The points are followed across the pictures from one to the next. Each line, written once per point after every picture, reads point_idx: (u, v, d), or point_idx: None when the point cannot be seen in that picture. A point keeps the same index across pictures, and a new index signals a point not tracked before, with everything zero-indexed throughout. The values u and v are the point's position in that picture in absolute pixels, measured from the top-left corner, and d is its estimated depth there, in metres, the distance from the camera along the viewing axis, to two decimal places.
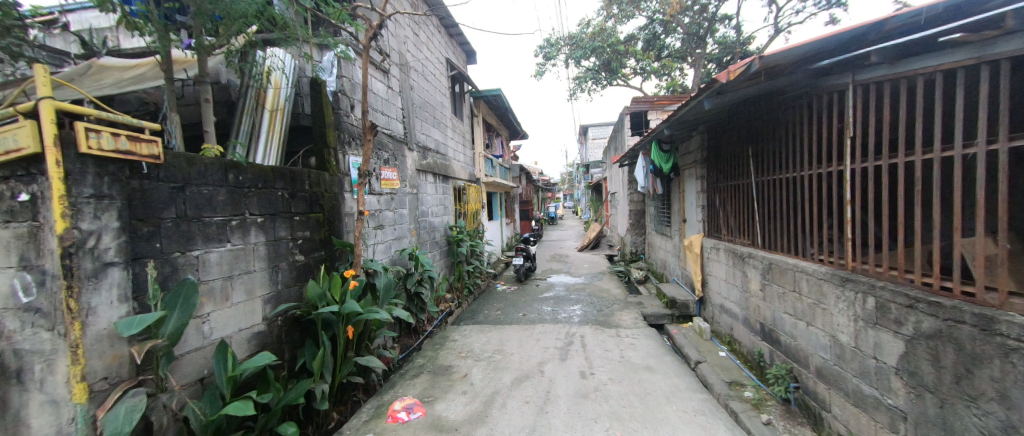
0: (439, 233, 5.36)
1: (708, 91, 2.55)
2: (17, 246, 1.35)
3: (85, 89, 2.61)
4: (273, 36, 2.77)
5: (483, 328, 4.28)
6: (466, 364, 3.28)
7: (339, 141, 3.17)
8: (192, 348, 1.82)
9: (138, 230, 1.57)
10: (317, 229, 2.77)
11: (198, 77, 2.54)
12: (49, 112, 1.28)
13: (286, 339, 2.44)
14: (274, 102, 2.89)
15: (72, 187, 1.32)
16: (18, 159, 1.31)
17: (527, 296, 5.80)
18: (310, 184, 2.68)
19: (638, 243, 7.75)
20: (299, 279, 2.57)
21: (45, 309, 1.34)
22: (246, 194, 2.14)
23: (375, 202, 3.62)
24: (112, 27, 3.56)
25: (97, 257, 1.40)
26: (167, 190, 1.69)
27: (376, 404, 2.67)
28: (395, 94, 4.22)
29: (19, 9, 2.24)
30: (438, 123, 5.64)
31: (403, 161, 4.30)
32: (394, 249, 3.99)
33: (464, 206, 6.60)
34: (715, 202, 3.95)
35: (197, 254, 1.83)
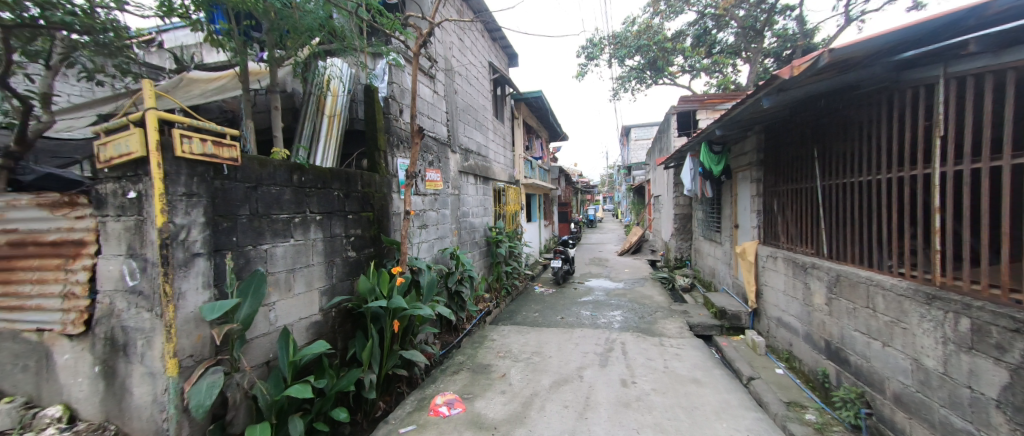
0: (479, 234, 5.46)
1: (768, 88, 2.38)
2: (125, 236, 1.56)
3: (179, 100, 2.96)
4: (333, 47, 2.97)
5: (521, 329, 4.29)
6: (505, 364, 3.31)
7: (389, 144, 3.33)
8: (261, 333, 2.00)
9: (220, 225, 1.76)
10: (368, 227, 2.93)
11: (269, 88, 2.80)
12: (153, 122, 1.47)
13: (339, 330, 2.61)
14: (333, 108, 3.09)
15: (169, 186, 1.51)
16: (129, 162, 1.52)
17: (566, 299, 5.73)
18: (362, 185, 2.85)
19: (683, 249, 7.40)
20: (351, 273, 2.73)
21: (146, 292, 1.53)
22: (308, 193, 2.31)
23: (420, 202, 3.77)
24: (198, 43, 4.01)
25: (187, 248, 1.58)
26: (243, 189, 1.87)
27: (419, 397, 2.77)
28: (440, 98, 4.37)
29: (128, 31, 2.58)
30: (480, 126, 5.76)
31: (447, 163, 4.44)
32: (437, 248, 4.12)
33: (504, 208, 6.67)
34: (773, 207, 3.68)
35: (266, 248, 2.01)
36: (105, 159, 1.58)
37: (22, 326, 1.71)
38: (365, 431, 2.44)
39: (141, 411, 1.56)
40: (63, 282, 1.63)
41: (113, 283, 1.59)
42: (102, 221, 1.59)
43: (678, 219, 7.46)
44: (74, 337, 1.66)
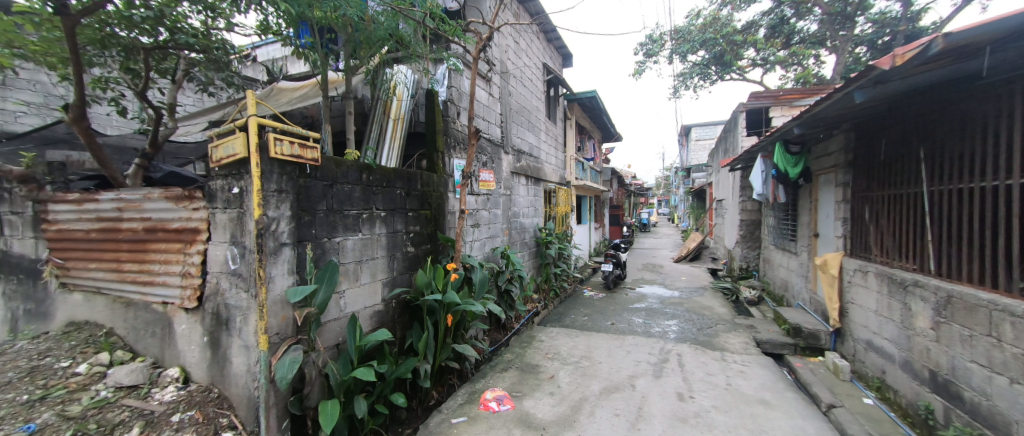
0: (529, 235, 5.49)
1: (862, 80, 2.12)
2: (229, 226, 1.79)
3: (273, 106, 3.33)
4: (399, 54, 3.17)
5: (570, 332, 4.24)
6: (553, 365, 3.30)
7: (446, 145, 3.47)
8: (332, 318, 2.19)
9: (303, 218, 1.96)
10: (426, 224, 3.08)
11: (344, 94, 3.06)
12: (255, 126, 1.67)
13: (398, 320, 2.77)
14: (397, 112, 3.29)
15: (264, 182, 1.72)
16: (234, 162, 1.75)
17: (617, 305, 5.55)
18: (422, 184, 3.00)
19: (750, 258, 6.82)
20: (410, 268, 2.89)
21: (244, 275, 1.76)
22: (374, 191, 2.49)
23: (474, 201, 3.88)
24: (284, 56, 4.50)
25: (276, 238, 1.79)
26: (322, 186, 2.07)
27: (470, 390, 2.86)
28: (495, 100, 4.46)
29: (232, 48, 2.97)
30: (533, 127, 5.79)
31: (500, 164, 4.52)
32: (488, 247, 4.21)
33: (555, 209, 6.64)
34: (863, 215, 3.26)
35: (338, 240, 2.20)
36: (215, 160, 1.83)
37: (152, 298, 2.05)
38: (420, 418, 2.57)
39: (238, 379, 1.79)
40: (183, 264, 1.92)
41: (219, 266, 1.84)
42: (212, 213, 1.85)
43: (745, 225, 6.89)
44: (190, 311, 1.95)
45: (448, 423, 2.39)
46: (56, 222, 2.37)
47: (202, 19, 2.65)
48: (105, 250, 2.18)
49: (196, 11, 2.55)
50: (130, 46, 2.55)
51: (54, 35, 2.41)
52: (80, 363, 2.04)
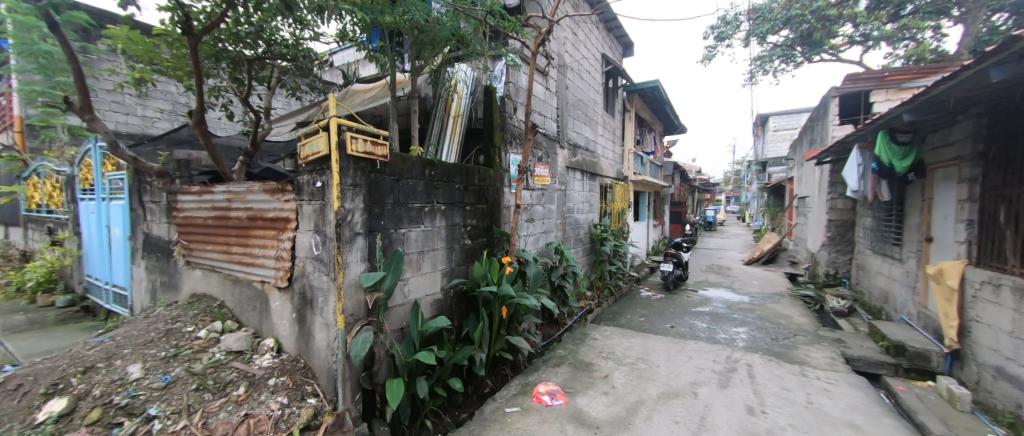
0: (583, 231, 5.40)
1: (1002, 55, 1.79)
2: (313, 216, 2.01)
3: (350, 107, 3.61)
4: (461, 53, 3.27)
5: (625, 332, 4.11)
6: (608, 365, 3.23)
7: (503, 141, 3.52)
8: (398, 303, 2.36)
9: (374, 210, 2.13)
10: (482, 218, 3.16)
11: (410, 93, 3.25)
12: (336, 126, 1.85)
13: (456, 309, 2.90)
14: (457, 109, 3.40)
15: (342, 177, 1.90)
16: (318, 159, 1.95)
17: (677, 307, 5.27)
18: (479, 179, 3.09)
19: (839, 264, 6.05)
20: (467, 260, 3.00)
21: (325, 260, 1.96)
22: (436, 185, 2.62)
23: (529, 196, 3.91)
24: (357, 60, 4.88)
25: (351, 228, 1.96)
26: (390, 181, 2.22)
27: (523, 382, 2.91)
28: (552, 94, 4.43)
29: (314, 55, 3.29)
30: (590, 121, 5.66)
31: (555, 159, 4.49)
32: (542, 242, 4.21)
33: (611, 205, 6.44)
34: (996, 217, 2.74)
35: (403, 231, 2.35)
36: (302, 157, 2.06)
37: (252, 277, 2.37)
38: (475, 404, 2.68)
39: (320, 353, 2.01)
40: (277, 248, 2.20)
41: (304, 252, 2.07)
42: (299, 205, 2.08)
43: (832, 226, 6.12)
44: (282, 289, 2.23)
45: (503, 412, 2.46)
46: (182, 210, 2.82)
47: (292, 31, 3.00)
48: (218, 234, 2.56)
49: (287, 25, 2.89)
50: (236, 58, 2.94)
51: (181, 52, 2.86)
52: (201, 329, 2.43)
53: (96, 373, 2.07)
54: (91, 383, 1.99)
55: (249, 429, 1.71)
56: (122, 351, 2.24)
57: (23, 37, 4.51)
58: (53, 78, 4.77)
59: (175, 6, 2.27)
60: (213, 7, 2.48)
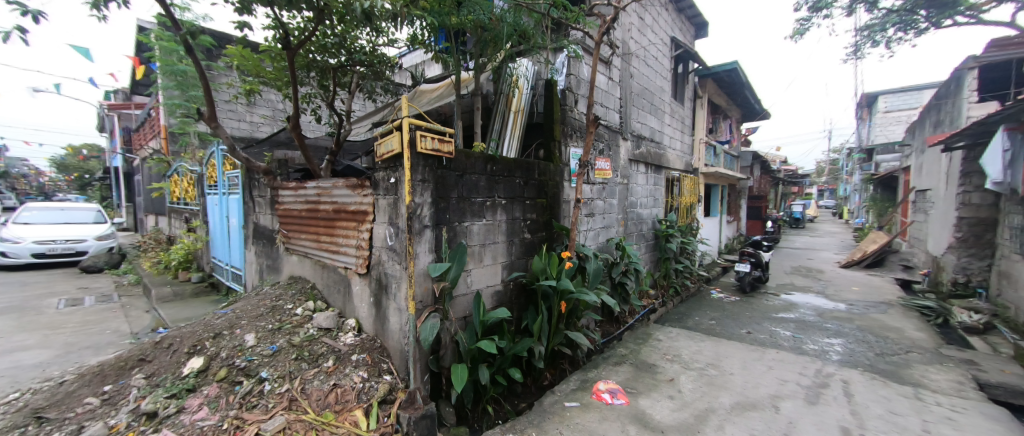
0: (647, 226, 5.17)
1: None
2: (387, 209, 2.19)
3: (420, 107, 3.72)
4: (522, 48, 3.29)
5: (693, 335, 3.88)
6: (673, 368, 3.09)
7: (564, 134, 3.48)
8: (462, 292, 2.47)
9: (440, 204, 2.25)
10: (542, 212, 3.17)
11: (474, 91, 3.35)
12: (408, 126, 1.99)
13: (516, 301, 2.96)
14: (518, 104, 3.38)
15: (413, 172, 2.04)
16: (392, 156, 2.12)
17: (754, 311, 4.83)
18: (540, 173, 3.09)
19: (971, 271, 5.05)
20: (526, 253, 3.04)
21: (398, 250, 2.13)
22: (497, 180, 2.68)
23: (590, 191, 3.84)
24: (424, 61, 5.15)
25: (420, 221, 2.11)
26: (455, 176, 2.33)
27: (582, 378, 2.89)
28: (615, 84, 4.27)
29: (389, 59, 3.54)
30: (656, 110, 5.36)
31: (617, 151, 4.34)
32: (603, 238, 4.12)
33: (679, 199, 6.07)
34: None
35: (466, 225, 2.45)
36: (378, 155, 2.24)
37: (337, 263, 2.65)
38: (534, 395, 2.73)
39: (394, 334, 2.20)
40: (357, 239, 2.43)
41: (380, 242, 2.26)
42: (376, 199, 2.27)
43: (962, 225, 5.15)
44: (362, 275, 2.47)
45: (562, 405, 2.48)
46: (281, 203, 3.24)
47: (370, 39, 3.28)
48: (310, 224, 2.90)
49: (367, 34, 3.18)
50: (324, 67, 3.28)
51: (280, 65, 3.28)
52: (298, 306, 2.79)
53: (222, 338, 2.48)
54: (218, 347, 2.40)
55: (337, 397, 1.98)
56: (240, 321, 2.66)
57: (166, 59, 5.47)
58: (187, 93, 5.73)
59: (277, 24, 2.61)
60: (305, 23, 2.81)
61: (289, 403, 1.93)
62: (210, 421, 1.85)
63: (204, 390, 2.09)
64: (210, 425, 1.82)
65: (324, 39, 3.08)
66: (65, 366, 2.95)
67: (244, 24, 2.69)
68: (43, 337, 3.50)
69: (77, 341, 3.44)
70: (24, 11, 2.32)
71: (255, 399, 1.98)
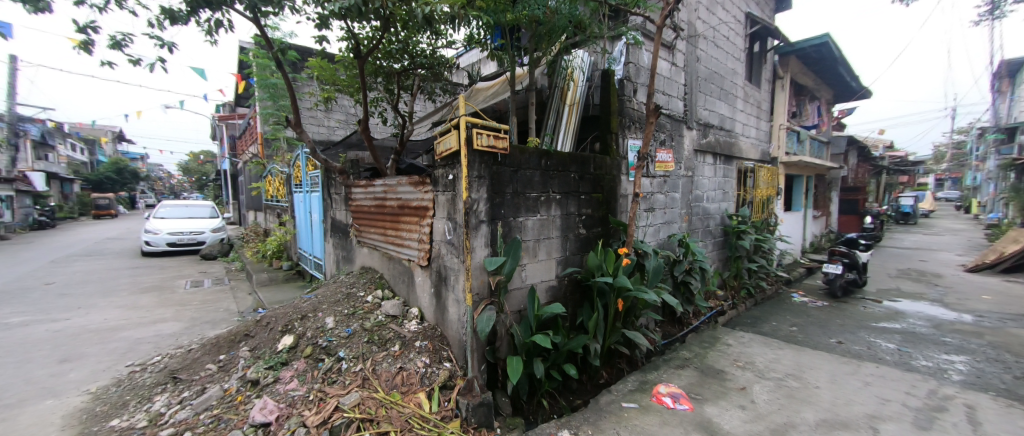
0: (714, 222, 4.85)
1: None
2: (446, 204, 2.30)
3: (476, 104, 3.83)
4: (577, 39, 3.25)
5: (769, 342, 3.57)
6: (745, 376, 2.87)
7: (621, 126, 3.37)
8: (517, 286, 2.52)
9: (496, 200, 2.31)
10: (598, 207, 3.11)
11: (529, 86, 3.36)
12: (465, 124, 2.06)
13: (570, 297, 2.95)
14: (573, 97, 3.35)
15: (470, 169, 2.12)
16: (450, 154, 2.21)
17: (844, 319, 4.31)
18: (595, 168, 3.03)
19: None
20: (582, 249, 3.00)
21: (455, 243, 2.23)
22: (552, 175, 2.67)
23: (649, 184, 3.69)
24: (482, 59, 5.26)
25: (477, 216, 2.18)
26: (509, 172, 2.37)
27: (641, 379, 2.81)
28: (679, 70, 4.03)
29: (448, 60, 3.68)
30: (726, 96, 4.96)
31: (681, 142, 4.11)
32: (664, 234, 3.94)
33: (751, 192, 5.59)
34: None
35: (521, 220, 2.48)
36: (438, 154, 2.35)
37: (402, 255, 2.84)
38: (590, 392, 2.71)
39: (453, 324, 2.31)
40: (419, 233, 2.58)
41: (440, 236, 2.38)
42: (436, 195, 2.39)
43: None
44: (423, 267, 2.62)
45: (619, 406, 2.43)
46: (354, 200, 3.53)
47: (431, 42, 3.44)
48: (378, 219, 3.14)
49: (429, 38, 3.34)
50: (389, 72, 3.51)
51: (352, 73, 3.57)
52: (369, 294, 3.04)
53: (308, 319, 2.79)
54: (304, 327, 2.70)
55: (404, 380, 2.14)
56: (322, 305, 2.97)
57: (262, 74, 6.22)
58: (277, 102, 6.47)
59: (349, 35, 2.85)
60: (373, 32, 3.03)
61: (363, 381, 2.13)
62: (300, 392, 2.10)
63: (294, 365, 2.37)
64: (300, 395, 2.07)
65: (389, 46, 3.32)
66: (191, 336, 3.52)
67: (323, 37, 2.98)
68: (174, 312, 4.21)
69: (198, 317, 4.09)
70: (162, 42, 2.87)
71: (335, 376, 2.21)
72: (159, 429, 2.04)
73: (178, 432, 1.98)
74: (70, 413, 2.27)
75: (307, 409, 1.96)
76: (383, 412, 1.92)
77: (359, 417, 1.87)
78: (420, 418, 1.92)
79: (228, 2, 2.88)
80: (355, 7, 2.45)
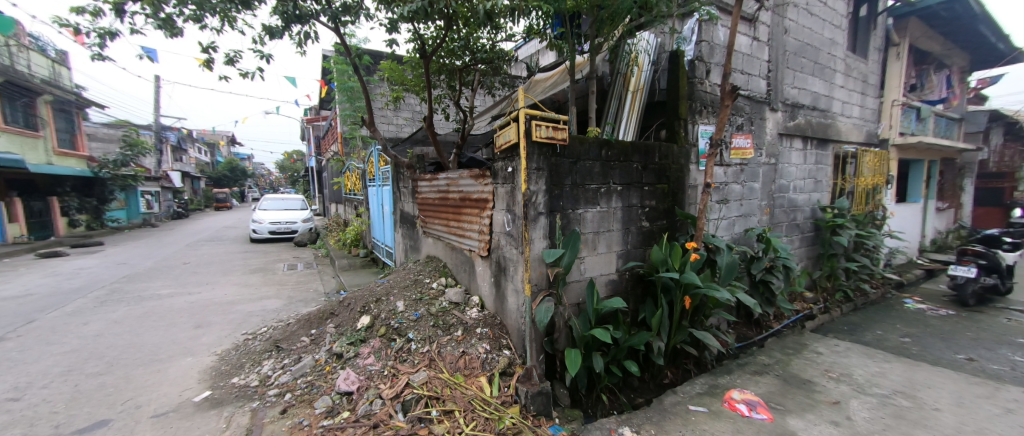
0: (802, 215, 4.31)
1: None
2: (505, 196, 2.34)
3: (535, 96, 3.82)
4: (643, 20, 3.07)
5: (871, 353, 3.11)
6: (838, 389, 2.54)
7: (690, 111, 3.13)
8: (576, 279, 2.50)
9: (554, 191, 2.30)
10: (663, 199, 2.93)
11: (589, 74, 3.27)
12: (524, 117, 2.07)
13: (632, 292, 2.84)
14: (637, 83, 3.19)
15: (529, 161, 2.14)
16: (510, 146, 2.24)
17: (977, 332, 3.58)
18: (660, 156, 2.86)
19: None
20: (645, 243, 2.87)
21: (514, 234, 2.27)
22: (613, 166, 2.58)
23: (723, 174, 3.38)
24: (540, 50, 5.23)
25: (536, 208, 2.20)
26: (568, 163, 2.34)
27: (710, 383, 2.63)
28: (763, 44, 3.61)
29: (507, 53, 3.70)
30: (822, 70, 4.34)
31: (763, 126, 3.71)
32: (739, 228, 3.60)
33: (852, 180, 4.87)
34: None
35: (580, 212, 2.44)
36: (498, 146, 2.39)
37: (463, 245, 2.96)
38: (652, 391, 2.61)
39: (513, 313, 2.36)
40: (480, 224, 2.67)
41: (499, 228, 2.44)
42: (496, 188, 2.45)
43: None
44: (484, 257, 2.71)
45: (685, 408, 2.31)
46: (420, 193, 3.75)
47: (491, 37, 3.50)
48: (442, 211, 3.31)
49: (489, 33, 3.41)
50: (451, 68, 3.65)
51: (419, 72, 3.78)
52: (434, 281, 3.24)
53: (381, 302, 3.04)
54: (379, 309, 2.96)
55: (466, 363, 2.25)
56: (393, 290, 3.22)
57: (341, 79, 6.84)
58: (354, 104, 7.09)
59: (416, 37, 3.01)
60: (437, 32, 3.17)
61: (430, 362, 2.28)
62: (376, 367, 2.31)
63: (371, 342, 2.61)
64: (376, 370, 2.28)
65: (452, 44, 3.44)
66: (289, 312, 4.06)
67: (393, 41, 3.18)
68: (275, 291, 4.88)
69: (294, 295, 4.68)
70: (263, 55, 3.29)
71: (405, 354, 2.40)
72: (267, 388, 2.41)
73: (282, 392, 2.32)
74: (203, 369, 2.76)
75: (382, 383, 2.16)
76: (448, 392, 2.05)
77: (427, 394, 2.02)
78: (482, 401, 2.01)
79: (315, 15, 3.20)
80: (421, 10, 2.58)
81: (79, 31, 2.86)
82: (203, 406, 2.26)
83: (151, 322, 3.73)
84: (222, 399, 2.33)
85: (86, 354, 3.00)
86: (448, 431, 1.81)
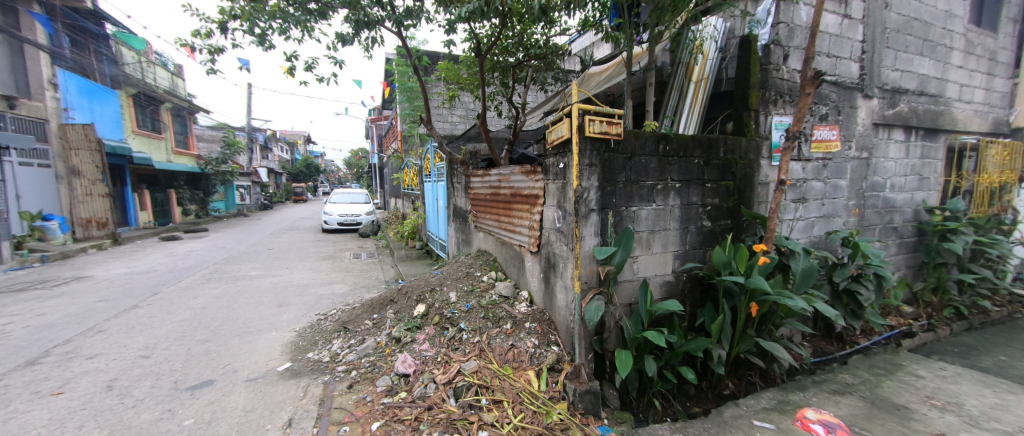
0: (901, 217, 3.75)
1: None
2: (556, 193, 2.33)
3: (588, 90, 3.72)
4: (710, 5, 2.84)
5: (990, 381, 2.63)
6: (943, 420, 2.18)
7: (763, 101, 2.85)
8: (628, 279, 2.42)
9: (607, 188, 2.23)
10: (727, 197, 2.72)
11: (647, 66, 3.12)
12: (577, 112, 2.04)
13: (689, 295, 2.68)
14: (700, 73, 2.98)
15: (581, 157, 2.10)
16: (561, 142, 2.23)
17: None
18: (725, 151, 2.65)
19: None
20: (705, 243, 2.69)
21: (565, 230, 2.25)
22: (671, 161, 2.44)
23: (801, 170, 3.04)
24: (594, 42, 5.10)
25: (587, 204, 2.16)
26: (622, 159, 2.26)
27: (779, 398, 2.41)
28: (856, 22, 3.17)
29: (560, 48, 3.66)
30: (932, 49, 3.71)
31: (853, 115, 3.27)
32: (820, 230, 3.22)
33: (970, 177, 4.12)
34: None
35: (634, 209, 2.35)
36: (550, 142, 2.38)
37: (514, 241, 3.01)
38: (710, 402, 2.45)
39: (562, 310, 2.35)
40: (530, 220, 2.68)
41: (549, 224, 2.43)
42: (547, 184, 2.44)
43: None
44: (534, 253, 2.72)
45: (748, 422, 2.14)
46: (473, 189, 3.85)
47: (545, 32, 3.49)
48: (493, 206, 3.37)
49: (543, 29, 3.40)
50: (505, 66, 3.70)
51: (473, 71, 3.88)
52: (485, 275, 3.33)
53: (435, 292, 3.19)
54: (433, 298, 3.10)
55: (515, 356, 2.28)
56: (446, 281, 3.36)
57: (402, 80, 7.24)
58: (413, 104, 7.48)
59: (473, 36, 3.09)
60: (492, 30, 3.22)
61: (480, 352, 2.35)
62: (430, 353, 2.43)
63: (426, 329, 2.75)
64: (430, 356, 2.40)
65: (506, 41, 3.50)
66: (355, 296, 4.42)
67: (451, 42, 3.29)
68: (343, 277, 5.35)
69: (358, 282, 5.08)
70: (336, 61, 3.59)
71: (457, 343, 2.49)
72: (336, 365, 2.65)
73: (348, 369, 2.54)
74: (284, 343, 3.11)
75: (436, 369, 2.27)
76: (497, 382, 2.10)
77: (477, 383, 2.09)
78: (530, 395, 2.03)
79: (380, 21, 3.41)
80: (478, 9, 2.63)
81: (193, 49, 3.33)
82: (285, 375, 2.55)
83: (243, 299, 4.28)
84: (300, 370, 2.61)
85: (196, 323, 3.52)
86: (497, 420, 1.86)
